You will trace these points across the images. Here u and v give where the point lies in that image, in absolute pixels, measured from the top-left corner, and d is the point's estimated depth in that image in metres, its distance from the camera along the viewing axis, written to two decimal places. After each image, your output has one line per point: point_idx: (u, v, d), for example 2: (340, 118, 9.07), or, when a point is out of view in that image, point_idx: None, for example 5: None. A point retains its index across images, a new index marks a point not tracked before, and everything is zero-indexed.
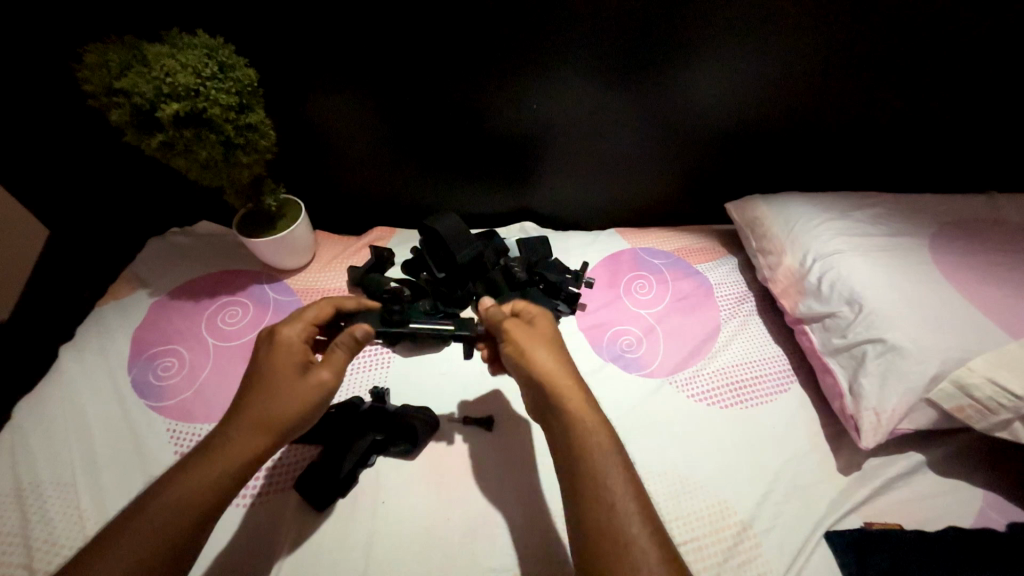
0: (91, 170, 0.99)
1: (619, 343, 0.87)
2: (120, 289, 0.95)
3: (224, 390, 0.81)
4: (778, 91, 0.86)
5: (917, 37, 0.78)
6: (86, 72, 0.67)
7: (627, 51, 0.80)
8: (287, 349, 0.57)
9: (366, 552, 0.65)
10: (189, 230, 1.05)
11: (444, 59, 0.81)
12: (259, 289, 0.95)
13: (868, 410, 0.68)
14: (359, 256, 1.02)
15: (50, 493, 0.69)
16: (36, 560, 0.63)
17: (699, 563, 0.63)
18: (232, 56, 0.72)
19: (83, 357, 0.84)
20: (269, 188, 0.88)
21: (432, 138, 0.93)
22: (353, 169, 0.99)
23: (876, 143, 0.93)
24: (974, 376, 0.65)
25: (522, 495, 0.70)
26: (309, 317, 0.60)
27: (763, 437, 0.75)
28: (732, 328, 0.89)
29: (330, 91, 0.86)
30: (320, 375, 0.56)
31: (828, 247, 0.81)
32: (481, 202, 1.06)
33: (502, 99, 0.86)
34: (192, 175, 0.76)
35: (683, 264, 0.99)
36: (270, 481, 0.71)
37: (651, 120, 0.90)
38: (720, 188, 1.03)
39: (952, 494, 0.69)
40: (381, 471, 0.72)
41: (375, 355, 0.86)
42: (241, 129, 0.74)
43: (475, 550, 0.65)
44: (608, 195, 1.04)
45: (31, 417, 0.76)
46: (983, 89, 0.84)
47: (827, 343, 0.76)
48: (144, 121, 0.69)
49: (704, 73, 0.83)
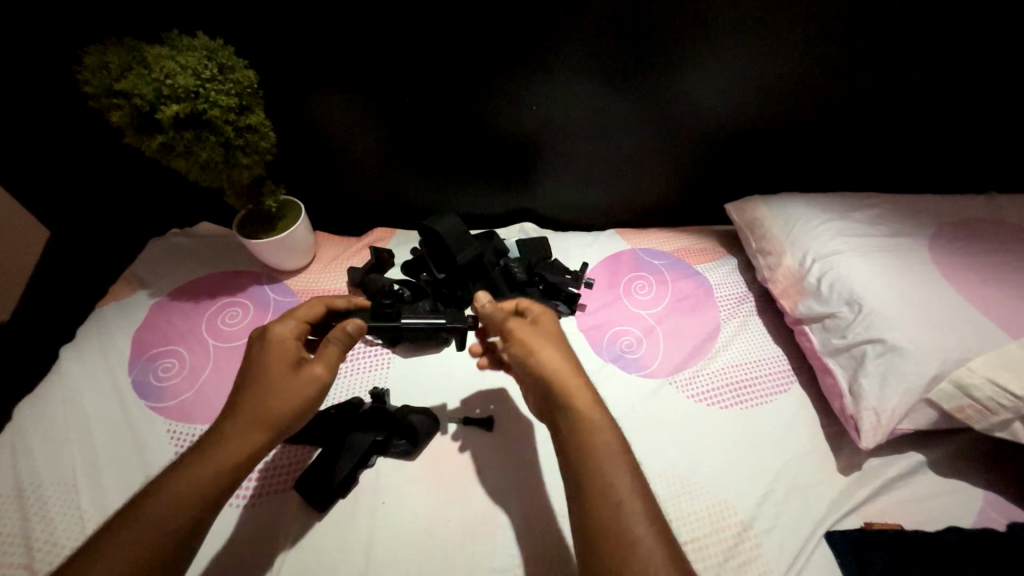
0: (92, 171, 0.99)
1: (619, 344, 0.87)
2: (121, 290, 0.95)
3: (224, 390, 0.81)
4: (778, 91, 0.86)
5: (917, 38, 0.78)
6: (86, 73, 0.67)
7: (627, 52, 0.80)
8: (280, 346, 0.57)
9: (367, 552, 0.65)
10: (190, 231, 1.05)
11: (444, 60, 0.81)
12: (259, 290, 0.96)
13: (868, 411, 0.68)
14: (359, 257, 1.02)
15: (51, 494, 0.69)
16: (37, 560, 0.63)
17: (700, 563, 0.63)
18: (232, 58, 0.73)
19: (84, 358, 0.84)
20: (269, 189, 0.88)
21: (432, 139, 0.93)
22: (353, 170, 1.00)
23: (875, 143, 0.93)
24: (973, 377, 0.65)
25: (522, 495, 0.70)
26: (301, 315, 0.60)
27: (763, 437, 0.75)
28: (731, 328, 0.89)
29: (330, 92, 0.86)
30: (314, 371, 0.56)
31: (828, 247, 0.81)
32: (481, 203, 1.06)
33: (502, 100, 0.87)
34: (192, 176, 0.76)
35: (682, 264, 0.99)
36: (269, 481, 0.71)
37: (651, 121, 0.90)
38: (720, 189, 1.03)
39: (953, 494, 0.69)
40: (381, 471, 0.72)
41: (375, 355, 0.86)
42: (241, 130, 0.74)
43: (476, 550, 0.65)
44: (608, 196, 1.04)
45: (31, 417, 0.76)
46: (983, 90, 0.84)
47: (827, 343, 0.76)
48: (145, 123, 0.69)
49: (703, 74, 0.83)
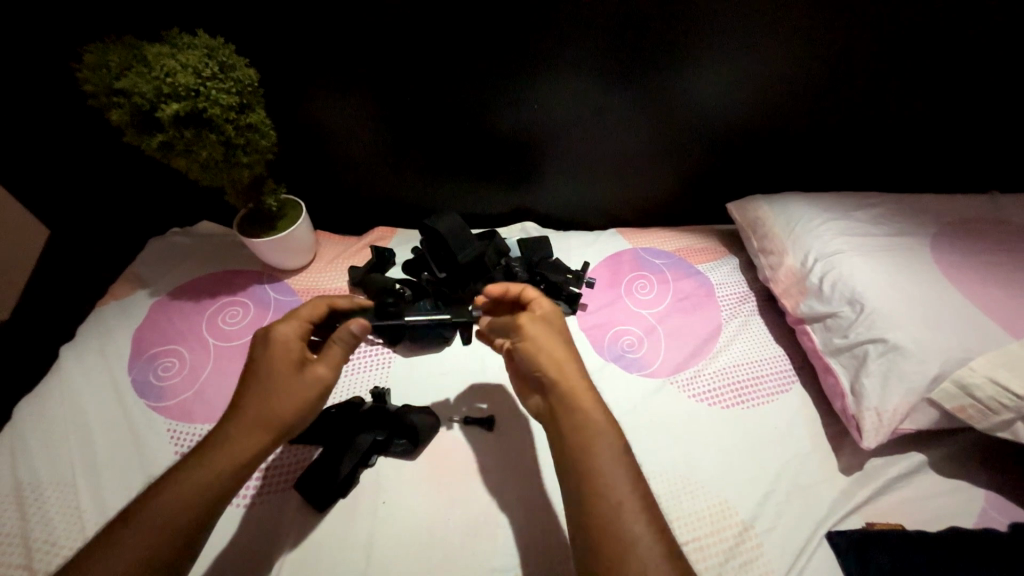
0: (91, 170, 0.99)
1: (620, 344, 0.87)
2: (120, 290, 0.94)
3: (224, 390, 0.81)
4: (780, 91, 0.86)
5: (920, 37, 0.78)
6: (86, 72, 0.67)
7: (629, 51, 0.80)
8: (283, 347, 0.57)
9: (367, 552, 0.65)
10: (189, 230, 1.05)
11: (445, 60, 0.81)
12: (259, 289, 0.95)
13: (869, 410, 0.68)
14: (359, 256, 1.02)
15: (50, 494, 0.69)
16: (36, 560, 0.63)
17: (700, 563, 0.63)
18: (232, 56, 0.72)
19: (83, 357, 0.84)
20: (269, 189, 0.88)
21: (433, 138, 0.93)
22: (354, 170, 0.99)
23: (877, 143, 0.93)
24: (974, 376, 0.65)
25: (523, 495, 0.70)
26: (304, 315, 0.60)
27: (764, 437, 0.75)
28: (732, 328, 0.89)
29: (331, 92, 0.86)
30: (317, 372, 0.56)
31: (829, 247, 0.81)
32: (482, 202, 1.06)
33: (503, 99, 0.86)
34: (192, 175, 0.76)
35: (683, 264, 0.99)
36: (270, 481, 0.70)
37: (652, 120, 0.90)
38: (721, 188, 1.03)
39: (954, 494, 0.69)
40: (381, 471, 0.72)
41: (375, 355, 0.86)
42: (241, 129, 0.74)
43: (476, 550, 0.65)
44: (609, 195, 1.04)
45: (31, 417, 0.76)
46: (985, 89, 0.84)
47: (828, 343, 0.76)
48: (144, 121, 0.68)
49: (705, 73, 0.83)
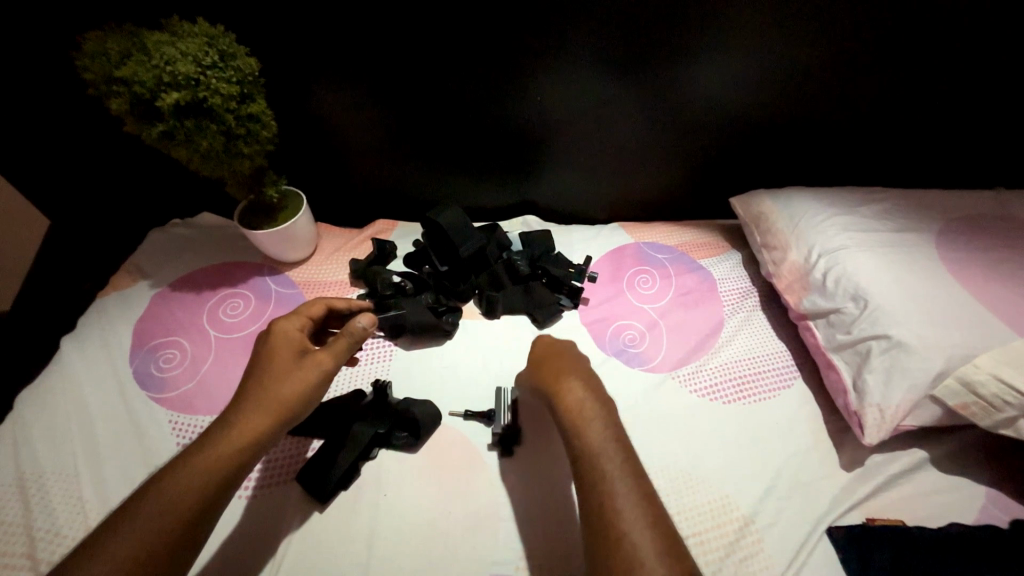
0: (89, 161, 0.98)
1: (622, 338, 0.86)
2: (121, 281, 0.94)
3: (224, 381, 0.81)
4: (785, 84, 0.85)
5: (929, 28, 0.76)
6: (86, 60, 0.66)
7: (633, 44, 0.79)
8: (284, 338, 0.60)
9: (368, 544, 0.65)
10: (190, 222, 1.05)
11: (447, 53, 0.80)
12: (261, 281, 0.95)
13: (872, 406, 0.68)
14: (361, 248, 1.01)
15: (52, 484, 0.69)
16: (38, 550, 0.63)
17: (701, 557, 0.63)
18: (232, 44, 0.71)
19: (84, 349, 0.84)
20: (270, 179, 0.87)
21: (435, 130, 0.92)
22: (355, 163, 0.99)
23: (882, 138, 0.92)
24: (978, 373, 0.64)
25: (525, 488, 0.70)
26: (305, 312, 0.64)
27: (767, 432, 0.75)
28: (735, 323, 0.88)
29: (333, 84, 0.85)
30: (318, 357, 0.59)
31: (833, 242, 0.81)
32: (482, 195, 1.05)
33: (506, 91, 0.86)
34: (192, 165, 0.75)
35: (685, 259, 0.99)
36: (269, 474, 0.70)
37: (657, 111, 0.88)
38: (723, 184, 1.03)
39: (955, 491, 0.69)
40: (382, 463, 0.72)
41: (376, 348, 0.85)
42: (242, 119, 0.73)
43: (476, 543, 0.65)
44: (612, 189, 1.04)
45: (33, 408, 0.76)
46: (991, 86, 0.83)
47: (831, 339, 0.76)
48: (144, 111, 0.68)
49: (710, 65, 0.82)
